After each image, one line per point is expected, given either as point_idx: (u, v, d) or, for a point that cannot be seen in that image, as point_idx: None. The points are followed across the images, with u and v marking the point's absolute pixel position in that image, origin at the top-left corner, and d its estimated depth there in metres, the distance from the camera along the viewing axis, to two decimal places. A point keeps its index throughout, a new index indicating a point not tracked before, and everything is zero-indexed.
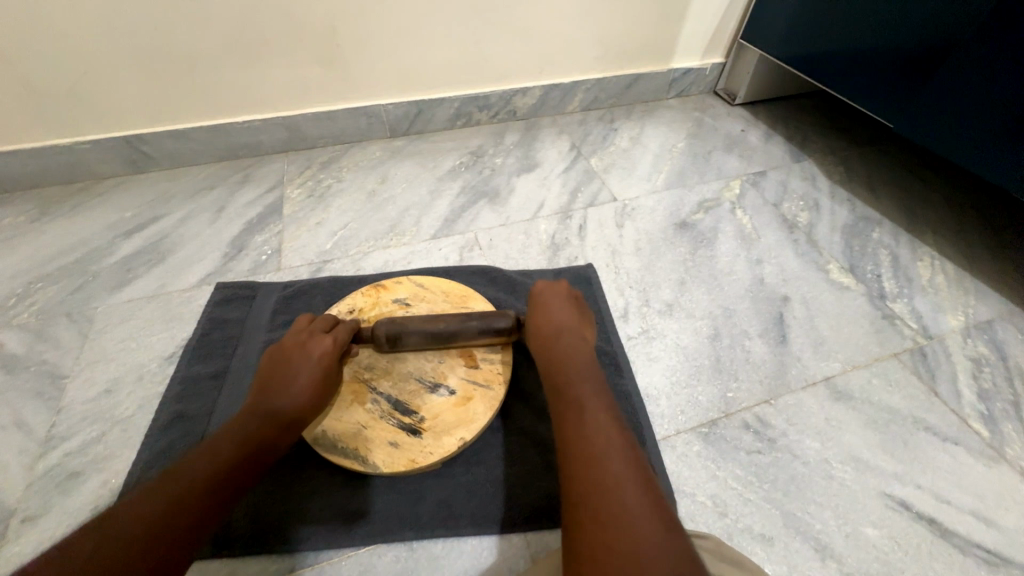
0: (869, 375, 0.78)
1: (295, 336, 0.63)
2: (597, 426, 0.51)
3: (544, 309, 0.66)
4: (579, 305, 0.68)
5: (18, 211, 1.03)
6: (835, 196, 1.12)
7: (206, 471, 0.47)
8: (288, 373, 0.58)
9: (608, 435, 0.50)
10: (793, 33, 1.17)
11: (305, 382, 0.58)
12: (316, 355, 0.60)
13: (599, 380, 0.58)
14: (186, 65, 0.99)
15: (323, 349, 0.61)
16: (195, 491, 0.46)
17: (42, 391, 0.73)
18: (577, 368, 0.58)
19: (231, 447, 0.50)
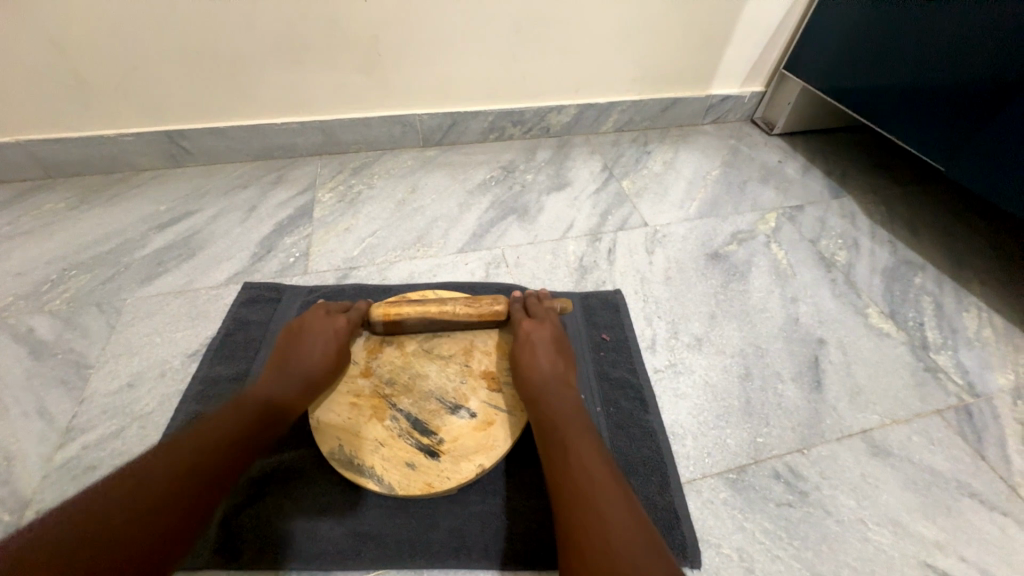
0: (909, 432, 0.74)
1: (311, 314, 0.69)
2: (582, 463, 0.52)
3: (525, 348, 0.66)
4: (561, 341, 0.69)
5: (59, 197, 1.05)
6: (876, 236, 1.08)
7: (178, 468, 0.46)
8: (304, 351, 0.63)
9: (594, 474, 0.51)
10: (839, 67, 1.14)
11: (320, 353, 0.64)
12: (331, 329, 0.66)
13: (582, 418, 0.58)
14: (231, 66, 1.01)
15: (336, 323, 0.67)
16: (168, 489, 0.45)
17: (66, 380, 0.73)
18: (562, 408, 0.59)
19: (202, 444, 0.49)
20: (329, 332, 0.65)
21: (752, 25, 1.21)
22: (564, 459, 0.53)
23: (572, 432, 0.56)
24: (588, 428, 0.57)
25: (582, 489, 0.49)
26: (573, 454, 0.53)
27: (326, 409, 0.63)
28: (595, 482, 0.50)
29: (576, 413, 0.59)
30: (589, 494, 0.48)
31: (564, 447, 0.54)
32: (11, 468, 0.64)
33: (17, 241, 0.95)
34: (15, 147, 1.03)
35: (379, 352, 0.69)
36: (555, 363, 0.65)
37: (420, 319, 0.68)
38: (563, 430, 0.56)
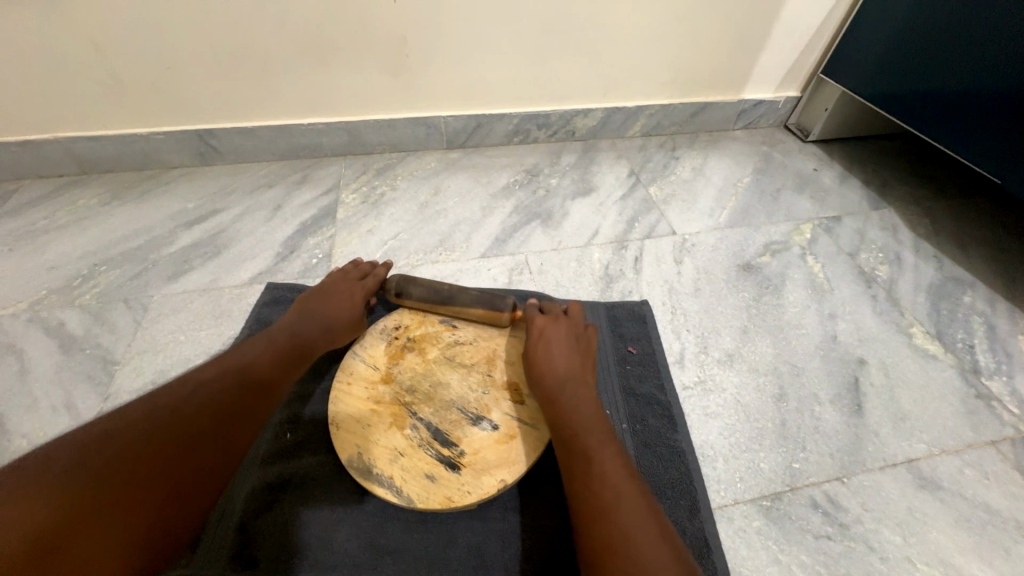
0: (960, 464, 0.69)
1: (334, 276, 0.75)
2: (602, 472, 0.49)
3: (540, 345, 0.64)
4: (581, 339, 0.68)
5: (93, 193, 1.07)
6: (920, 251, 1.02)
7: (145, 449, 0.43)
8: (327, 301, 0.69)
9: (615, 484, 0.48)
10: (883, 72, 1.09)
11: (339, 308, 0.69)
12: (350, 291, 0.72)
13: (600, 419, 0.56)
14: (260, 66, 1.02)
15: (354, 288, 0.73)
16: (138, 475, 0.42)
17: (93, 376, 0.74)
18: (578, 410, 0.57)
19: (166, 422, 0.45)
20: (350, 288, 0.72)
21: (791, 28, 1.16)
22: (585, 468, 0.50)
23: (590, 437, 0.53)
24: (608, 433, 0.54)
25: (606, 507, 0.47)
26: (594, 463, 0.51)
27: (344, 416, 0.62)
28: (618, 496, 0.47)
29: (595, 416, 0.57)
30: (613, 511, 0.46)
31: (583, 455, 0.52)
32: None
33: (52, 235, 0.97)
34: (51, 143, 1.05)
35: (400, 358, 0.68)
36: (572, 359, 0.64)
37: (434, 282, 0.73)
38: (582, 436, 0.54)
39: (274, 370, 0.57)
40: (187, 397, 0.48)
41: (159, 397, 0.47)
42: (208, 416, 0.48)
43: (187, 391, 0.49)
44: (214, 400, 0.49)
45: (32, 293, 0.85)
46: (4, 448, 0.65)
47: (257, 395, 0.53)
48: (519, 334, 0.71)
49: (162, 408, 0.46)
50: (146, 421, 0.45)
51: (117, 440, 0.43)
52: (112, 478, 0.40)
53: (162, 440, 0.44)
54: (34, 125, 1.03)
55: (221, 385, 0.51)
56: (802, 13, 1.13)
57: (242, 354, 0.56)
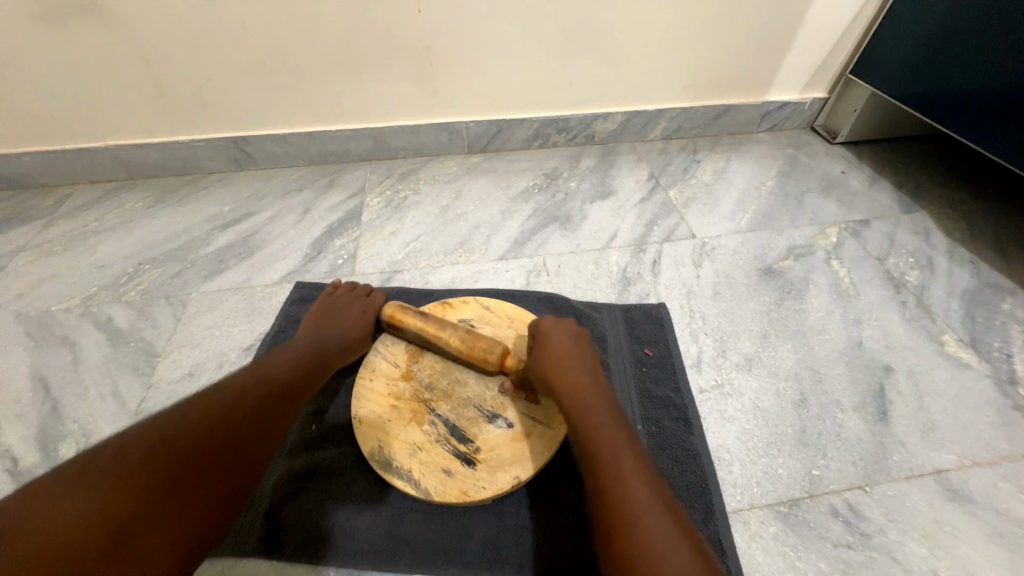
0: (993, 477, 0.66)
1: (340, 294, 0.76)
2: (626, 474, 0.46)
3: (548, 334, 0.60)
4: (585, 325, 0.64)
5: (138, 197, 1.15)
6: (954, 255, 0.99)
7: (188, 449, 0.46)
8: (344, 317, 0.72)
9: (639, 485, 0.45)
10: (915, 70, 1.06)
11: (349, 325, 0.70)
12: (358, 308, 0.73)
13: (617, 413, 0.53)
14: (293, 77, 1.07)
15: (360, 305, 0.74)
16: (181, 473, 0.44)
17: (137, 367, 0.79)
18: (595, 403, 0.53)
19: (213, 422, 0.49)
20: (363, 305, 0.74)
21: (818, 27, 1.14)
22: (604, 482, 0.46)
23: (608, 434, 0.50)
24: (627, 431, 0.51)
25: (630, 526, 0.43)
26: (613, 475, 0.46)
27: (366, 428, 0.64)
28: (643, 513, 0.43)
29: (613, 418, 0.52)
30: (638, 530, 0.42)
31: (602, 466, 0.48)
32: (87, 444, 0.69)
33: (101, 236, 1.04)
34: (101, 150, 1.13)
35: (420, 356, 0.70)
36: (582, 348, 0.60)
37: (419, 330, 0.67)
38: (598, 444, 0.49)
39: (301, 381, 0.60)
40: (228, 400, 0.52)
41: (195, 400, 0.50)
42: (248, 420, 0.52)
43: (227, 394, 0.52)
44: (253, 404, 0.53)
45: (83, 289, 0.92)
46: (58, 430, 0.71)
47: (286, 404, 0.56)
48: None
49: (206, 411, 0.49)
50: (182, 419, 0.48)
51: (167, 439, 0.45)
52: (159, 475, 0.43)
53: (209, 439, 0.48)
54: (88, 134, 1.11)
55: (256, 390, 0.55)
56: (829, 13, 1.11)
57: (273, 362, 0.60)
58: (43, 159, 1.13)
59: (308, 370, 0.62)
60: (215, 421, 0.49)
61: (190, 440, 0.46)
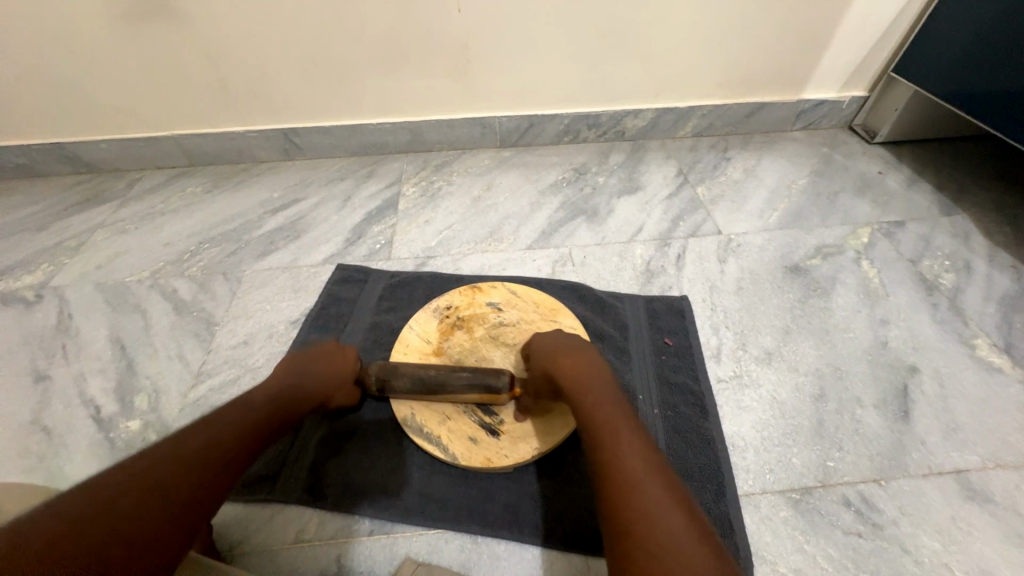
0: (1016, 480, 0.66)
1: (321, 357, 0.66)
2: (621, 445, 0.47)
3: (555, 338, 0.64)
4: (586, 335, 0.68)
5: (197, 183, 1.25)
6: (995, 260, 0.96)
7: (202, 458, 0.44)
8: (330, 358, 0.66)
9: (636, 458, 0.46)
10: (962, 68, 1.03)
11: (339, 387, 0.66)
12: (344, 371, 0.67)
13: (616, 396, 0.54)
14: (339, 72, 1.14)
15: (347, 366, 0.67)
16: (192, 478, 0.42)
17: (199, 333, 0.87)
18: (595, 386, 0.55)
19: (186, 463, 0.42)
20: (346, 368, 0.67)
21: (860, 23, 1.12)
22: (603, 450, 0.48)
23: (606, 413, 0.51)
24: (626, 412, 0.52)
25: (626, 487, 0.43)
26: (611, 444, 0.48)
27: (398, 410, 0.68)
28: (640, 477, 0.44)
29: (614, 400, 0.53)
30: (638, 498, 0.42)
31: (601, 437, 0.49)
32: (157, 398, 0.78)
33: (166, 217, 1.14)
34: (168, 139, 1.24)
35: (450, 334, 0.76)
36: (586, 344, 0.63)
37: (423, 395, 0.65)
38: (598, 418, 0.51)
39: (272, 429, 0.54)
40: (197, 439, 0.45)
41: (206, 418, 0.48)
42: (232, 454, 0.47)
43: (195, 434, 0.46)
44: (228, 446, 0.47)
45: (152, 264, 1.02)
46: (133, 385, 0.80)
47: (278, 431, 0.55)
48: (559, 320, 0.77)
49: (215, 428, 0.48)
50: (194, 433, 0.46)
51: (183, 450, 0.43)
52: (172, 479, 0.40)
53: (194, 470, 0.42)
54: (157, 124, 1.22)
55: (247, 420, 0.51)
56: (872, 8, 1.09)
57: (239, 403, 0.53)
58: (117, 146, 1.25)
59: (280, 410, 0.56)
60: (190, 462, 0.43)
61: (163, 482, 0.40)
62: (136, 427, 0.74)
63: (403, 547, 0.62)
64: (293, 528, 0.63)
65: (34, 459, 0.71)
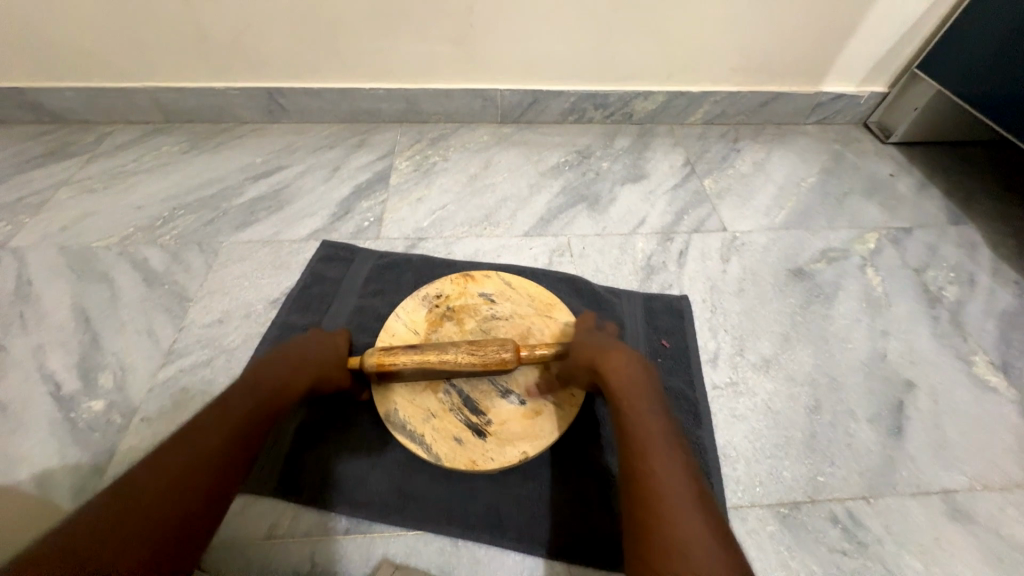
0: (1002, 503, 0.66)
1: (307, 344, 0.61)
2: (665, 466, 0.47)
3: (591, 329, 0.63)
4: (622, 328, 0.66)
5: (173, 141, 1.16)
6: (999, 274, 0.94)
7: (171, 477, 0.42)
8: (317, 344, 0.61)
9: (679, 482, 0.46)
10: (989, 69, 0.98)
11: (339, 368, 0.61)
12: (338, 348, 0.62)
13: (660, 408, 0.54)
14: (330, 29, 1.05)
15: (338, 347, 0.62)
16: (161, 502, 0.40)
17: (171, 308, 0.82)
18: (639, 396, 0.54)
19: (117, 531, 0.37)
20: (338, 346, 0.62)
21: (889, 13, 1.06)
22: (643, 464, 0.48)
23: (650, 426, 0.51)
24: (669, 428, 0.52)
25: (664, 509, 0.44)
26: (655, 466, 0.47)
27: (393, 356, 0.60)
28: (681, 509, 0.43)
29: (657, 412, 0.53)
30: (677, 521, 0.43)
31: (643, 450, 0.49)
32: (125, 377, 0.73)
33: (137, 178, 1.06)
34: (141, 91, 1.14)
35: (439, 325, 0.72)
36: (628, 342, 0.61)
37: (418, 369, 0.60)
38: (643, 435, 0.50)
39: (257, 437, 0.50)
40: (137, 491, 0.40)
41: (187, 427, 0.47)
42: (211, 463, 0.45)
43: (139, 482, 0.41)
44: (189, 471, 0.43)
45: (121, 229, 0.95)
46: (98, 362, 0.75)
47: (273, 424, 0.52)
48: (554, 317, 0.73)
49: (192, 437, 0.46)
50: (174, 448, 0.45)
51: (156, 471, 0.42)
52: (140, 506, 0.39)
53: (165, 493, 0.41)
54: (128, 74, 1.12)
55: (235, 418, 0.49)
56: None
57: (208, 423, 0.47)
58: (83, 94, 1.15)
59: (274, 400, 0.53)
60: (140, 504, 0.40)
61: (104, 530, 0.37)
62: (101, 407, 0.70)
63: (379, 548, 0.59)
64: (266, 521, 0.61)
65: None
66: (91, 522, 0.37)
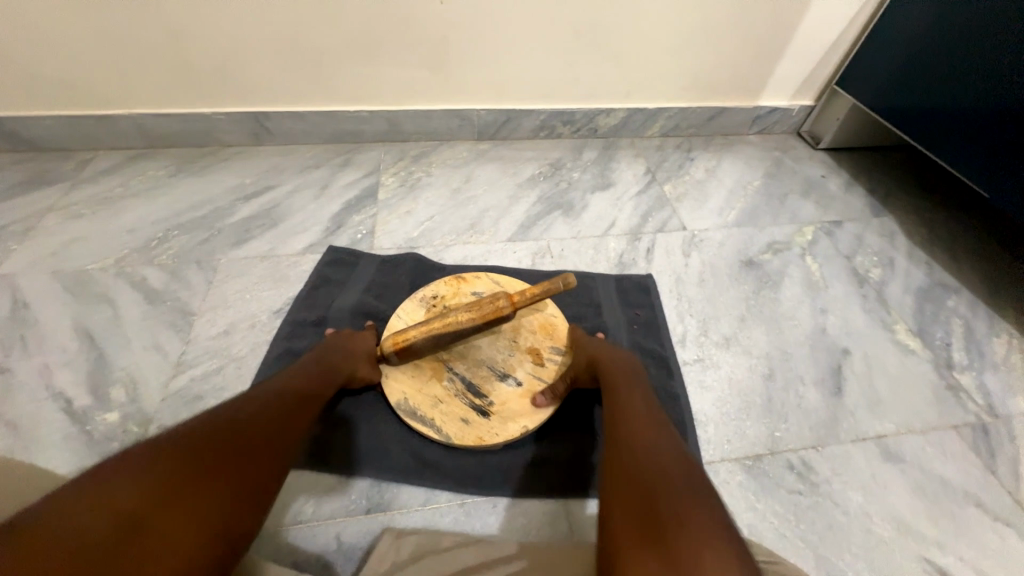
0: (923, 443, 0.78)
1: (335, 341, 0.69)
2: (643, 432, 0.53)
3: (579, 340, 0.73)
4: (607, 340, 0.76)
5: (159, 166, 1.19)
6: (913, 257, 1.11)
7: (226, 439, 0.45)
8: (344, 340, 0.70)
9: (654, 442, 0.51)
10: (892, 85, 1.16)
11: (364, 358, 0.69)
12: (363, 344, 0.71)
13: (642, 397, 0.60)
14: (315, 57, 1.12)
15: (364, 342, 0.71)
16: (220, 459, 0.43)
17: (175, 323, 0.85)
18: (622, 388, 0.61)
19: (184, 484, 0.39)
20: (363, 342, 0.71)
21: (809, 39, 1.23)
22: (623, 430, 0.54)
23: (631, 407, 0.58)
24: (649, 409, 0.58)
25: (638, 457, 0.49)
26: (633, 431, 0.53)
27: (405, 333, 0.68)
28: (653, 458, 0.48)
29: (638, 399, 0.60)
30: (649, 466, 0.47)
31: (623, 422, 0.55)
32: (136, 389, 0.76)
33: (126, 202, 1.08)
34: (124, 118, 1.17)
35: None
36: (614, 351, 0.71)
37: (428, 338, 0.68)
38: (624, 412, 0.57)
39: (294, 418, 0.54)
40: (196, 446, 0.43)
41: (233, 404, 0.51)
42: (259, 433, 0.48)
43: (196, 440, 0.43)
44: (241, 437, 0.47)
45: (115, 251, 0.97)
46: (107, 377, 0.77)
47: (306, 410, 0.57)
48: (542, 307, 0.81)
49: (239, 411, 0.50)
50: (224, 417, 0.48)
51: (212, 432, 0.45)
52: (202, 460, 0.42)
53: (223, 451, 0.44)
54: (112, 101, 1.14)
55: (276, 403, 0.54)
56: (820, 25, 1.20)
57: (249, 404, 0.51)
58: (64, 122, 1.16)
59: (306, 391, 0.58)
60: (203, 457, 0.42)
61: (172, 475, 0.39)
62: (116, 419, 0.73)
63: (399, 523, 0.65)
64: (289, 510, 0.65)
65: (1, 455, 0.68)
66: (158, 467, 0.39)
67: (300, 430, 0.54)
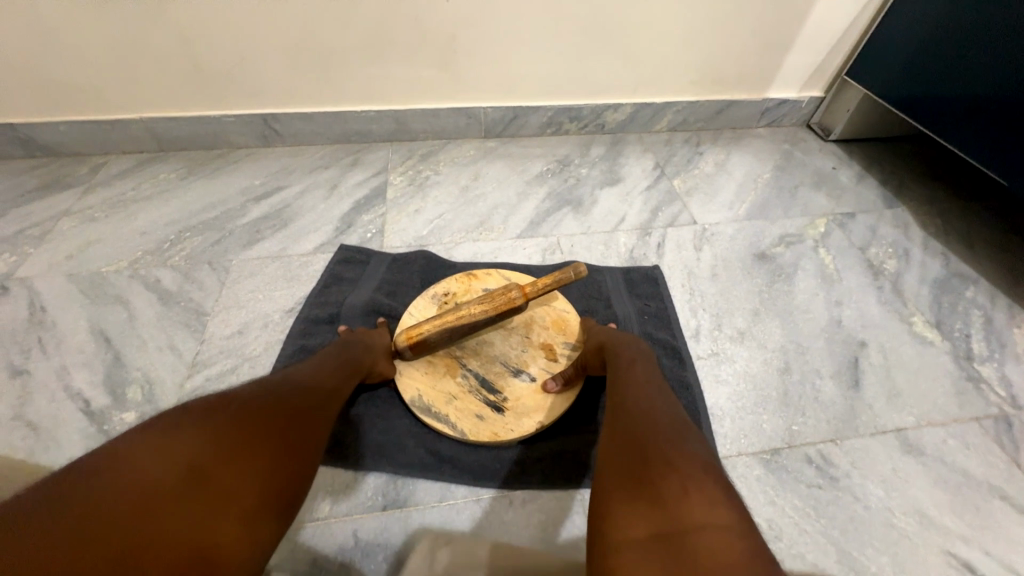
0: (944, 435, 0.77)
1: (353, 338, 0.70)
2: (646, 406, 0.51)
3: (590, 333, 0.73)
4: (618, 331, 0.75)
5: (170, 169, 1.20)
6: (929, 247, 1.09)
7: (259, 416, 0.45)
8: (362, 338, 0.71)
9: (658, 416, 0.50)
10: (904, 73, 1.15)
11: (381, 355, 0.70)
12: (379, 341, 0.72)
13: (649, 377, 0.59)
14: (323, 58, 1.12)
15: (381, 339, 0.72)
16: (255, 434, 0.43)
17: (189, 324, 0.86)
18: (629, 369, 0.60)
19: (223, 456, 0.39)
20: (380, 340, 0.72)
21: (818, 29, 1.22)
22: (627, 406, 0.52)
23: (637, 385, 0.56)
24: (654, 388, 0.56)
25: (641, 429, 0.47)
26: (637, 406, 0.52)
27: (418, 327, 0.68)
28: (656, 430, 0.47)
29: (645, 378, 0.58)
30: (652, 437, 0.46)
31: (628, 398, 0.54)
32: (153, 389, 0.77)
33: (138, 205, 1.09)
34: (135, 122, 1.18)
35: None
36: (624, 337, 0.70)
37: (441, 332, 0.68)
38: (630, 390, 0.55)
39: (319, 403, 0.53)
40: (231, 420, 0.42)
41: (261, 385, 0.50)
42: (289, 413, 0.48)
43: (231, 414, 0.43)
44: (272, 415, 0.46)
45: (129, 253, 0.98)
46: (124, 377, 0.78)
47: (329, 398, 0.56)
48: (554, 303, 0.81)
49: (268, 391, 0.49)
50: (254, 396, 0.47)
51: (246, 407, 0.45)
52: (238, 434, 0.41)
53: (257, 426, 0.43)
54: (123, 105, 1.15)
55: (302, 390, 0.53)
56: (830, 15, 1.19)
57: (276, 388, 0.51)
58: (77, 128, 1.17)
59: (328, 382, 0.58)
60: (240, 431, 0.42)
61: (211, 447, 0.39)
62: (133, 418, 0.73)
63: (416, 520, 0.65)
64: (306, 508, 0.65)
65: (23, 455, 0.69)
66: (198, 439, 0.39)
67: (325, 416, 0.54)
